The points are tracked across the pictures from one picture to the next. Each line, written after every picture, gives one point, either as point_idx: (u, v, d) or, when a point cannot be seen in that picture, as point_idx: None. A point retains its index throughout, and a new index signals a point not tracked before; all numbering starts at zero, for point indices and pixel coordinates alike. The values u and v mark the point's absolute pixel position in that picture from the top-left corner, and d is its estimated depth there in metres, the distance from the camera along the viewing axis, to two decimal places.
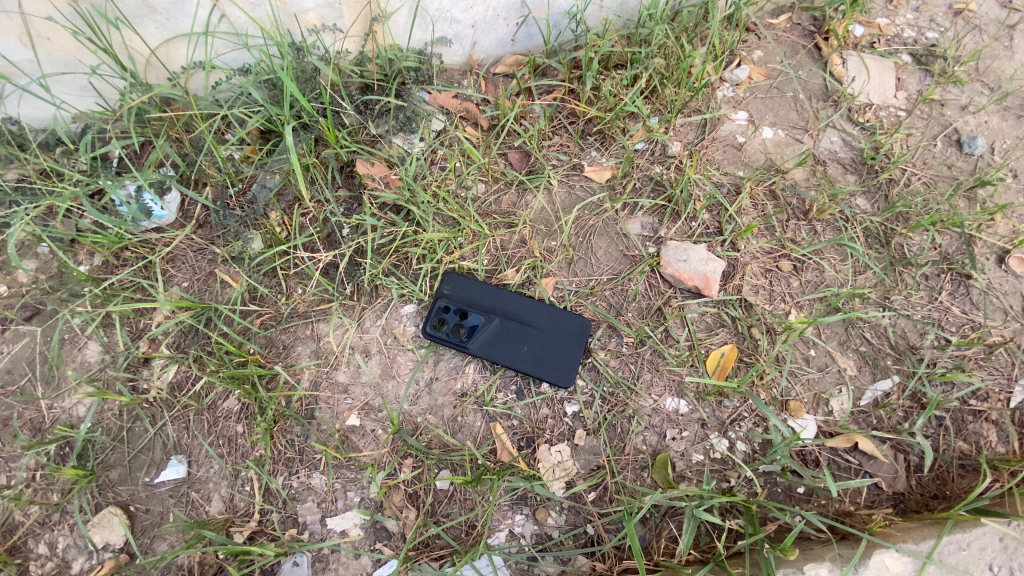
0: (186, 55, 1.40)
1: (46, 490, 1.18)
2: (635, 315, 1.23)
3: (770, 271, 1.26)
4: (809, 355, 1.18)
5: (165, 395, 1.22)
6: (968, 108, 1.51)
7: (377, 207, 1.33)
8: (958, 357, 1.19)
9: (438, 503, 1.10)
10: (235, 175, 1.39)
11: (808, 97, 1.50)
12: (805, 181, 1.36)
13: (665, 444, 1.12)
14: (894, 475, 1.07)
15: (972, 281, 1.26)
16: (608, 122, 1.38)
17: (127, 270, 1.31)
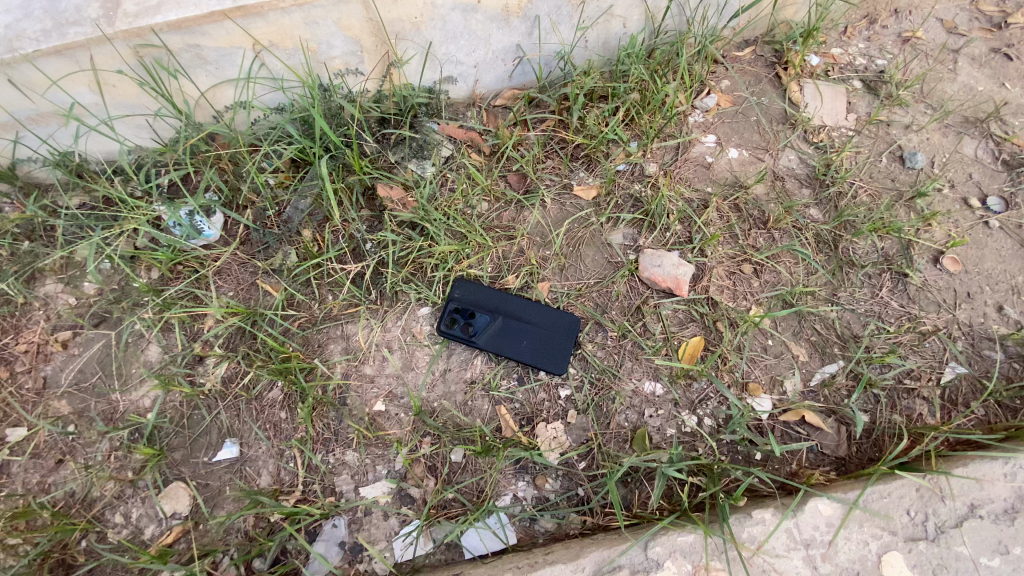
0: (231, 97, 1.63)
1: (121, 469, 1.40)
2: (618, 312, 1.44)
3: (734, 274, 1.47)
4: (767, 344, 1.39)
5: (219, 387, 1.43)
6: (912, 126, 1.71)
7: (396, 224, 1.56)
8: (894, 343, 1.39)
9: (453, 473, 1.30)
10: (273, 200, 1.62)
11: (769, 120, 1.71)
12: (765, 195, 1.58)
13: (644, 420, 1.32)
14: (837, 443, 1.28)
15: (909, 279, 1.47)
16: (593, 148, 1.61)
17: (182, 282, 1.54)
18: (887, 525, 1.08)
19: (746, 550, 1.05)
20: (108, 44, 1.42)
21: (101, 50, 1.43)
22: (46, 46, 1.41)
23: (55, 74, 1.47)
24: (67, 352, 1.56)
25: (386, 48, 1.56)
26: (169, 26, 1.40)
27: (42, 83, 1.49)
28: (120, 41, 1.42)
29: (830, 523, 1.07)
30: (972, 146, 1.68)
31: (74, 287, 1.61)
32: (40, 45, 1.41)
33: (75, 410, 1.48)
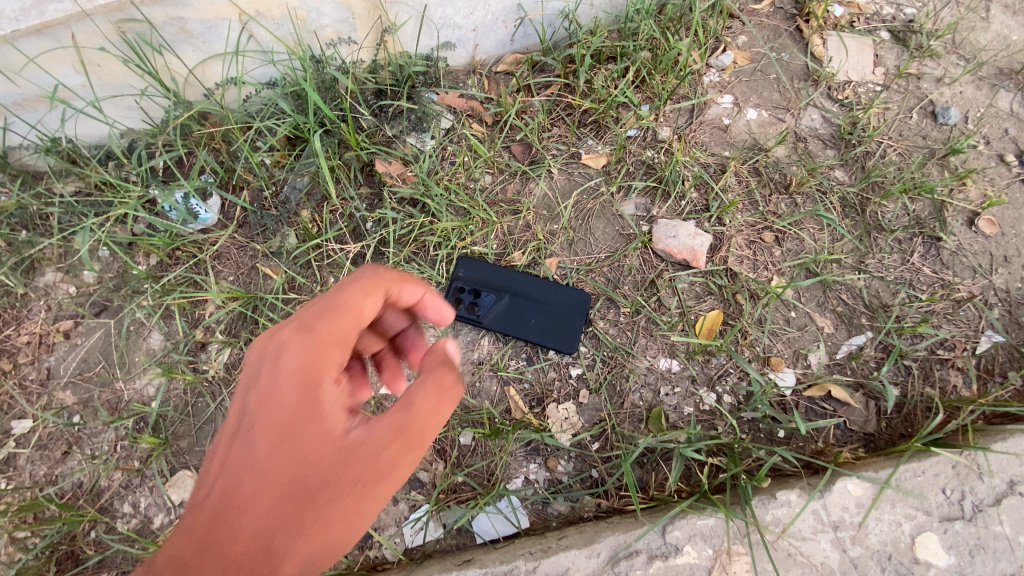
0: (220, 73, 1.56)
1: (128, 458, 1.39)
2: (630, 287, 1.37)
3: (754, 243, 1.39)
4: (790, 316, 1.31)
5: (223, 374, 1.41)
6: (944, 79, 1.59)
7: (396, 201, 1.50)
8: (927, 312, 1.30)
9: (463, 456, 1.26)
10: (269, 179, 1.56)
11: (790, 78, 1.60)
12: (787, 157, 1.48)
13: (659, 399, 1.27)
14: (865, 418, 1.21)
15: (942, 243, 1.37)
16: (601, 113, 1.51)
17: (181, 267, 1.50)
18: (921, 505, 1.01)
19: (770, 533, 1.00)
20: (89, 20, 1.35)
21: (82, 27, 1.37)
22: (24, 25, 1.34)
23: (38, 55, 1.41)
24: (69, 342, 1.54)
25: (379, 12, 1.47)
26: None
27: (25, 64, 1.43)
28: (101, 17, 1.35)
29: (859, 503, 1.01)
30: (1008, 100, 1.55)
31: (73, 276, 1.59)
32: (19, 24, 1.34)
33: (80, 400, 1.47)
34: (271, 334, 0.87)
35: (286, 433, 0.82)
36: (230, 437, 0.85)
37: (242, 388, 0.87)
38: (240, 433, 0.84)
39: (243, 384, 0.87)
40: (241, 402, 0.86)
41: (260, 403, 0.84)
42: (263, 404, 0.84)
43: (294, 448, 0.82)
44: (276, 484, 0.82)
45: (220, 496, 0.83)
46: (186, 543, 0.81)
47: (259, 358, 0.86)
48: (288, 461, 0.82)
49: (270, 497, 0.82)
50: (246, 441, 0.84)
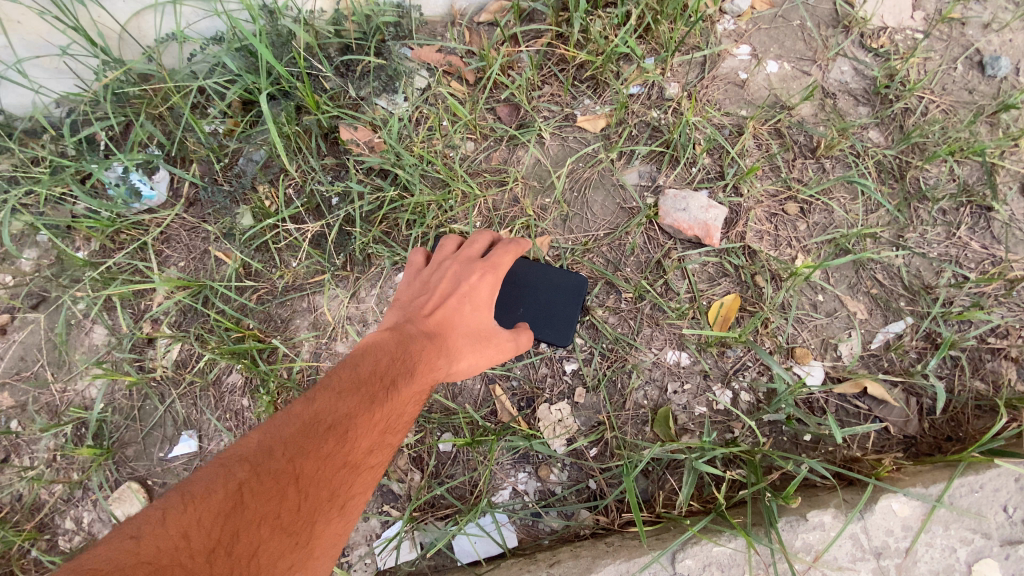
0: (155, 27, 1.36)
1: (67, 469, 1.24)
2: (633, 269, 1.21)
3: (775, 216, 1.22)
4: (816, 300, 1.16)
5: (171, 373, 1.26)
6: (992, 25, 1.35)
7: (364, 172, 1.32)
8: (976, 294, 1.13)
9: (442, 465, 1.14)
10: (220, 150, 1.36)
11: (817, 24, 1.37)
12: (813, 116, 1.28)
13: (666, 397, 1.13)
14: (905, 419, 1.08)
15: (994, 214, 1.18)
16: (599, 67, 1.30)
17: (122, 253, 1.33)
18: (978, 526, 0.91)
19: (800, 562, 0.91)
20: None
21: None
22: None
23: None
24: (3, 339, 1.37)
25: None
26: None
27: None
28: None
29: (906, 526, 0.92)
30: None
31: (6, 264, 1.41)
32: None
33: (16, 404, 1.31)
34: (466, 244, 1.14)
35: (483, 304, 1.09)
36: (439, 296, 1.08)
37: (439, 273, 1.11)
38: (447, 294, 1.08)
39: (452, 269, 1.10)
40: (445, 282, 1.09)
41: (468, 282, 1.08)
42: (469, 289, 1.08)
43: (483, 315, 1.08)
44: (470, 332, 1.06)
45: (429, 324, 1.04)
46: (406, 338, 0.99)
47: (461, 259, 1.12)
48: (479, 322, 1.08)
49: (464, 337, 1.05)
50: (455, 299, 1.07)
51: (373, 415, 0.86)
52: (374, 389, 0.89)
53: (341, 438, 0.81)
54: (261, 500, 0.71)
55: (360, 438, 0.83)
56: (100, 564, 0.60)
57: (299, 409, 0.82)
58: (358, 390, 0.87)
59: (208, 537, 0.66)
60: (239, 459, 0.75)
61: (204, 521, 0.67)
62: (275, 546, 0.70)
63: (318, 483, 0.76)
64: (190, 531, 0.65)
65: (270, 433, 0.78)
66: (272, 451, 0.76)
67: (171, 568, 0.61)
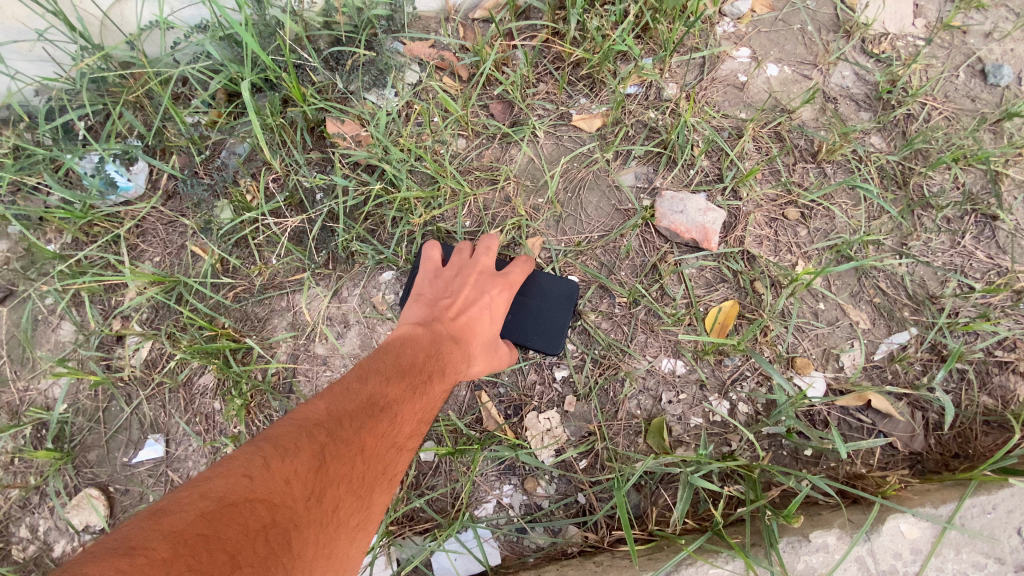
0: (138, 13, 1.33)
1: (24, 474, 1.17)
2: (629, 273, 1.16)
3: (775, 220, 1.17)
4: (818, 308, 1.11)
5: (140, 373, 1.20)
6: (994, 34, 1.33)
7: (350, 167, 1.27)
8: (983, 305, 1.09)
9: (423, 475, 1.08)
10: (201, 141, 1.32)
11: (818, 29, 1.35)
12: (814, 120, 1.25)
13: (661, 407, 1.08)
14: (911, 434, 1.03)
15: (998, 223, 1.15)
16: (595, 66, 1.26)
17: (93, 246, 1.27)
18: (991, 550, 0.86)
19: None
20: None
21: None
22: None
23: None
24: None
25: None
26: None
27: None
28: None
29: (915, 550, 0.87)
30: None
31: None
32: None
33: None
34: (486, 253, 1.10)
35: (497, 316, 1.06)
36: (462, 302, 1.04)
37: (460, 280, 1.07)
38: (469, 301, 1.04)
39: (473, 279, 1.07)
40: (467, 291, 1.05)
41: (490, 296, 1.05)
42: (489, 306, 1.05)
43: (495, 325, 1.05)
44: (487, 341, 1.03)
45: (456, 326, 1.00)
46: (440, 336, 0.95)
47: (483, 269, 1.08)
48: (494, 332, 1.05)
49: (483, 343, 1.02)
50: (476, 310, 1.04)
51: (420, 404, 0.83)
52: (422, 376, 0.86)
53: (395, 420, 0.78)
54: (340, 464, 0.68)
55: (407, 425, 0.81)
56: (222, 493, 0.58)
57: (353, 387, 0.78)
58: (407, 375, 0.84)
59: (304, 486, 0.63)
60: (311, 423, 0.71)
61: (298, 472, 0.64)
62: (349, 506, 0.68)
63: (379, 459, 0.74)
64: (291, 478, 0.63)
65: (336, 404, 0.75)
66: (342, 420, 0.73)
67: (280, 510, 0.60)
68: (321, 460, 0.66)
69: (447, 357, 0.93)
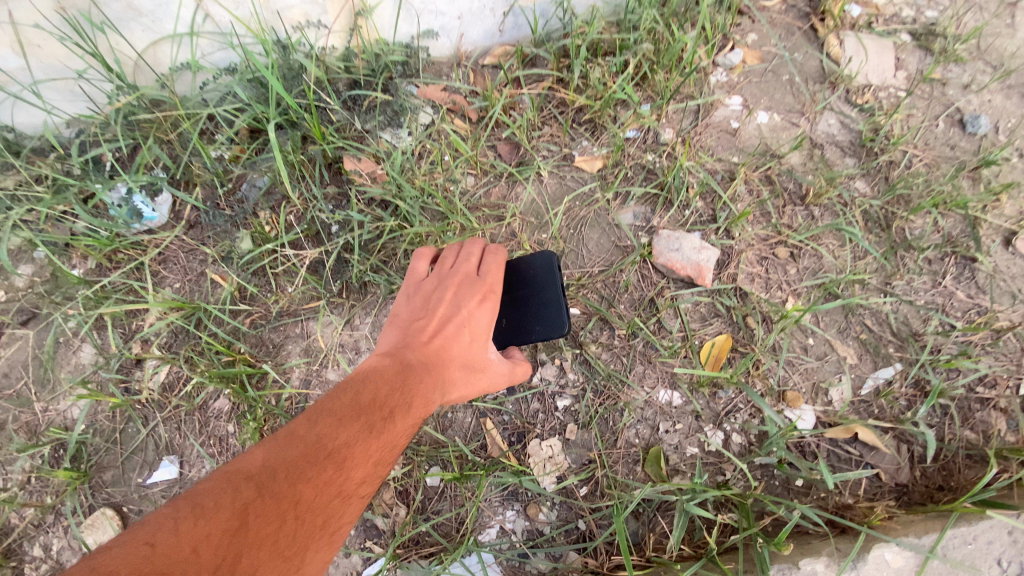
0: (171, 56, 1.41)
1: (40, 493, 1.20)
2: (627, 306, 1.22)
3: (766, 259, 1.24)
4: (807, 344, 1.17)
5: (157, 396, 1.24)
6: (971, 87, 1.43)
7: (365, 203, 1.35)
8: (963, 343, 1.15)
9: (429, 500, 1.12)
10: (224, 175, 1.40)
11: (804, 80, 1.45)
12: (802, 165, 1.33)
13: (658, 437, 1.13)
14: (897, 466, 1.07)
15: (978, 264, 1.21)
16: (597, 111, 1.35)
17: (117, 272, 1.33)
18: None
19: None
20: None
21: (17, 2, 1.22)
22: None
23: None
24: None
25: None
26: None
27: None
28: None
29: None
30: None
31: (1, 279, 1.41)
32: None
33: None
34: (463, 266, 1.12)
35: (479, 335, 1.06)
36: (437, 322, 1.06)
37: (438, 295, 1.09)
38: (445, 321, 1.05)
39: (449, 295, 1.08)
40: (444, 305, 1.07)
41: (467, 308, 1.06)
42: (467, 321, 1.06)
43: (483, 341, 1.06)
44: (465, 361, 1.04)
45: (427, 352, 1.01)
46: (407, 366, 0.97)
47: (460, 279, 1.10)
48: (475, 353, 1.05)
49: (460, 364, 1.03)
50: (452, 326, 1.05)
51: (374, 443, 0.84)
52: (376, 417, 0.87)
53: (342, 465, 0.79)
54: (265, 520, 0.69)
55: (356, 467, 0.81)
56: (125, 561, 0.59)
57: (302, 431, 0.80)
58: (359, 415, 0.85)
59: (216, 551, 0.63)
60: (244, 476, 0.72)
61: (212, 535, 0.65)
62: (273, 566, 0.67)
63: (316, 508, 0.75)
64: (201, 543, 0.63)
65: (275, 451, 0.77)
66: (276, 472, 0.74)
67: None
68: (241, 516, 0.68)
69: (411, 389, 0.94)
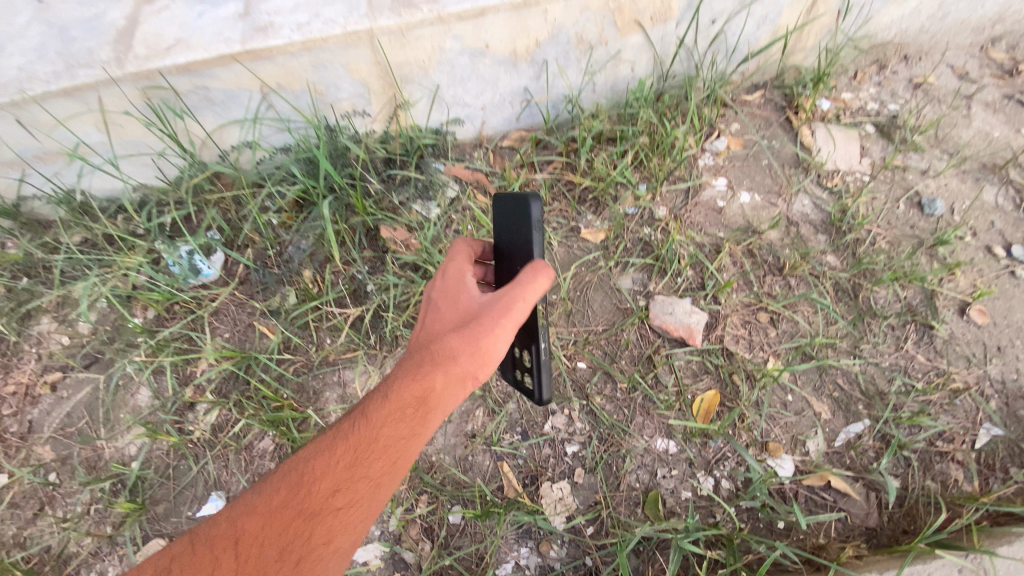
0: (237, 137, 1.62)
1: (100, 522, 1.34)
2: (628, 362, 1.39)
3: (749, 322, 1.42)
4: (787, 400, 1.33)
5: (208, 436, 1.39)
6: (928, 172, 1.66)
7: (399, 266, 1.54)
8: (923, 401, 1.31)
9: (451, 536, 1.25)
10: (275, 239, 1.60)
11: (781, 164, 1.67)
12: (780, 240, 1.53)
13: (656, 481, 1.27)
14: (866, 511, 1.22)
15: (936, 331, 1.39)
16: (600, 191, 1.58)
17: (177, 324, 1.50)
18: None
19: None
20: (116, 85, 1.42)
21: (109, 91, 1.44)
22: (56, 88, 1.41)
23: (63, 114, 1.48)
24: (55, 395, 1.51)
25: (393, 90, 1.55)
26: (177, 68, 1.41)
27: (49, 122, 1.49)
28: (128, 83, 1.42)
29: None
30: (991, 194, 1.61)
31: (68, 326, 1.59)
32: (50, 86, 1.41)
33: (59, 457, 1.43)
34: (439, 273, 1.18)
35: (457, 295, 1.07)
36: (423, 321, 1.10)
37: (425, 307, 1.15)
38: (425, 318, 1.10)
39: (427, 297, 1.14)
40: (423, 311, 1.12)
41: (435, 293, 1.11)
42: (443, 299, 1.08)
43: (461, 296, 1.06)
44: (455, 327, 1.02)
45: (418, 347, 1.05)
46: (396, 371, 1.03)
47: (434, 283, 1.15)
48: (462, 312, 1.03)
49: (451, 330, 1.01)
50: (430, 317, 1.09)
51: (333, 456, 0.94)
52: (339, 443, 0.96)
53: (297, 490, 0.91)
54: (211, 557, 0.86)
55: (313, 488, 0.92)
56: None
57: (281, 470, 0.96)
58: (332, 434, 0.97)
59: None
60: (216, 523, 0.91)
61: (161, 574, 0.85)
62: None
63: (272, 538, 0.88)
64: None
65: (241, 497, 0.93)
66: (232, 514, 0.90)
67: None
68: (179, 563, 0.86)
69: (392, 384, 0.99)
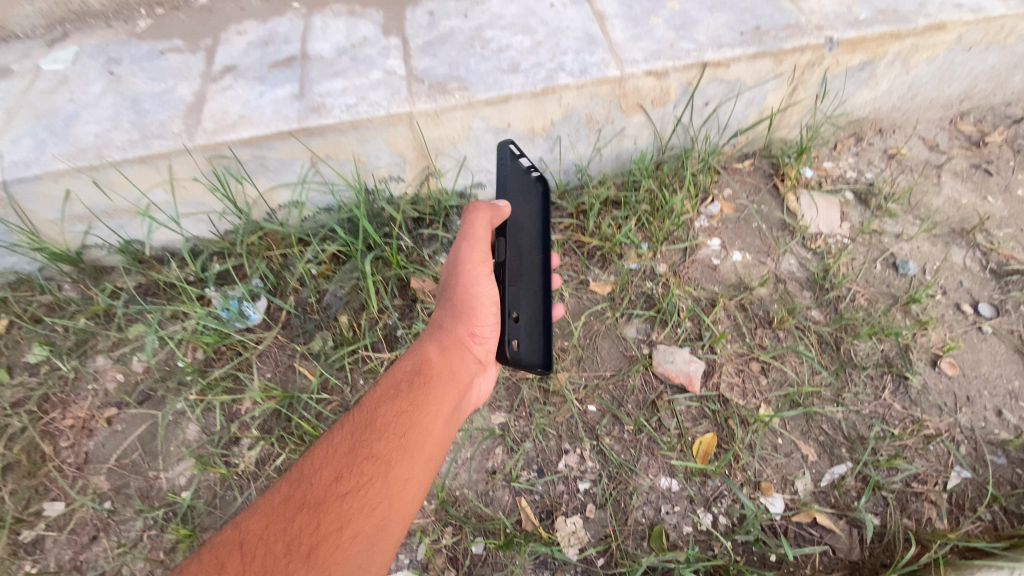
0: (284, 197, 1.83)
1: (154, 548, 1.48)
2: (633, 406, 1.54)
3: (742, 371, 1.58)
4: (777, 443, 1.47)
5: (253, 468, 1.54)
6: (903, 236, 1.84)
7: (427, 314, 1.72)
8: (900, 446, 1.45)
9: (474, 565, 1.38)
10: (316, 288, 1.79)
11: (769, 227, 1.87)
12: (769, 296, 1.71)
13: (660, 517, 1.40)
14: (850, 546, 1.35)
15: (910, 381, 1.54)
16: (607, 249, 1.77)
17: (227, 365, 1.66)
18: None
19: None
20: (188, 155, 1.62)
21: (180, 159, 1.64)
22: (133, 155, 1.60)
23: (136, 177, 1.67)
24: (110, 428, 1.66)
25: (426, 160, 1.78)
26: (242, 141, 1.61)
27: (122, 183, 1.69)
28: (198, 153, 1.62)
29: None
30: (960, 256, 1.79)
31: (124, 365, 1.75)
32: (127, 154, 1.60)
33: (114, 486, 1.57)
34: None
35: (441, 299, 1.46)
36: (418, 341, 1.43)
37: None
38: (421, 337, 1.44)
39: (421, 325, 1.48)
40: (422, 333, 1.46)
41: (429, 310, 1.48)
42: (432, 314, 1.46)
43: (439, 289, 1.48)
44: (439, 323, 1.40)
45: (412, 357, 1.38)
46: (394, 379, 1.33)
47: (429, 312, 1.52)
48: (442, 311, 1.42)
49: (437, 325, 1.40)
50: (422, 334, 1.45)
51: (342, 445, 1.16)
52: (337, 441, 1.16)
53: (313, 479, 1.10)
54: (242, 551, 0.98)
55: (327, 473, 1.11)
56: None
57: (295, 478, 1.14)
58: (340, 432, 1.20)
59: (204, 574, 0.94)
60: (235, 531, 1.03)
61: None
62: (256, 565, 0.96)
63: (288, 526, 1.02)
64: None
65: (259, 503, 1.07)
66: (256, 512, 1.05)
67: None
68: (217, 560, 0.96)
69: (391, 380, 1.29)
